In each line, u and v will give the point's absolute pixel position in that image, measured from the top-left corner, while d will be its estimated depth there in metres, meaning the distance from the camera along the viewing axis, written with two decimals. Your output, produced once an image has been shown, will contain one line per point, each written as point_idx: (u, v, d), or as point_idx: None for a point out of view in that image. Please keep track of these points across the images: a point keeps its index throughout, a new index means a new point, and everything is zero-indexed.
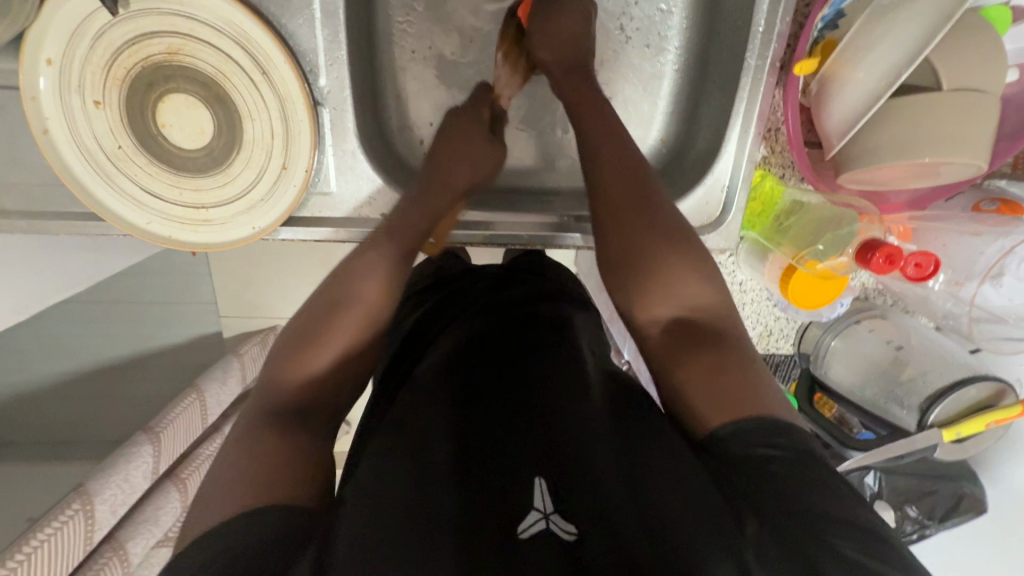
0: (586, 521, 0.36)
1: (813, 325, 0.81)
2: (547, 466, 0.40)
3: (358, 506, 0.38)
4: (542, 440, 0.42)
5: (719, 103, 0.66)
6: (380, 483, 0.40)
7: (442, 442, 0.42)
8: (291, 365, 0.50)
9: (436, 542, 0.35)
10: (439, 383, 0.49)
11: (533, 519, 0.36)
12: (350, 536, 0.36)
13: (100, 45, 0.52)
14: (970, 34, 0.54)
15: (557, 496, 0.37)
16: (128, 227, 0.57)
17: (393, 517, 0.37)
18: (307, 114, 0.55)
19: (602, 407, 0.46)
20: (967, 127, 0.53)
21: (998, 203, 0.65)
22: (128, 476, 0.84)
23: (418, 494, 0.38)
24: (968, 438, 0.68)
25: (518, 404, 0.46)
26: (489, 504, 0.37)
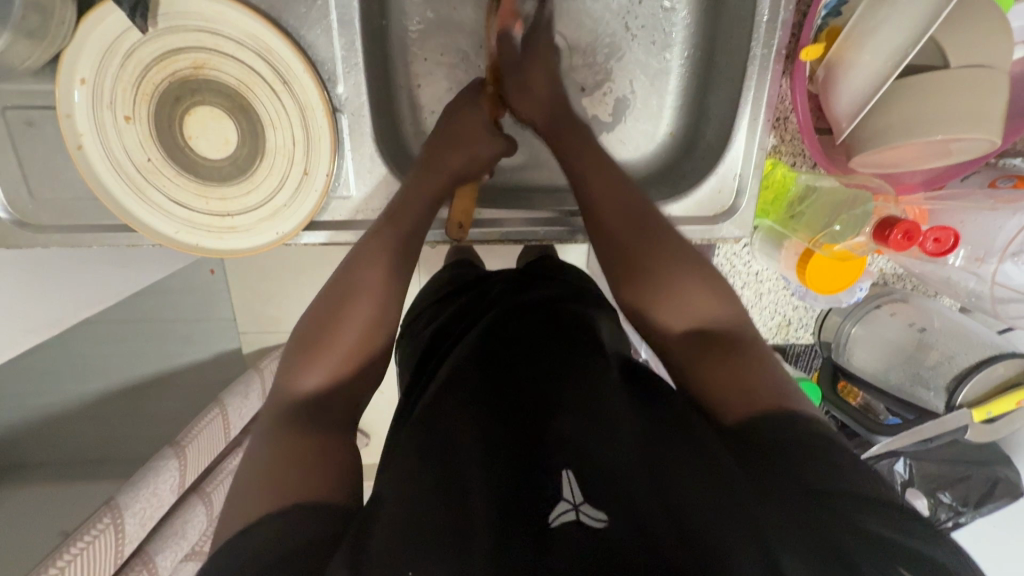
0: (614, 510, 0.36)
1: (832, 313, 0.81)
2: (570, 456, 0.40)
3: (387, 502, 0.39)
4: (566, 430, 0.42)
5: (726, 94, 0.67)
6: (410, 476, 0.40)
7: (469, 437, 0.43)
8: (298, 376, 0.50)
9: (474, 533, 0.35)
10: (465, 379, 0.50)
11: (562, 509, 0.36)
12: (383, 525, 0.36)
13: (130, 62, 0.54)
14: (974, 11, 0.54)
15: (585, 485, 0.37)
16: (157, 236, 0.59)
17: (424, 503, 0.38)
18: (327, 120, 0.57)
19: (620, 399, 0.46)
20: (977, 103, 0.54)
21: (1015, 178, 0.65)
22: (156, 489, 0.85)
23: (449, 489, 0.39)
24: (999, 418, 0.67)
25: (537, 398, 0.47)
26: (517, 495, 0.38)
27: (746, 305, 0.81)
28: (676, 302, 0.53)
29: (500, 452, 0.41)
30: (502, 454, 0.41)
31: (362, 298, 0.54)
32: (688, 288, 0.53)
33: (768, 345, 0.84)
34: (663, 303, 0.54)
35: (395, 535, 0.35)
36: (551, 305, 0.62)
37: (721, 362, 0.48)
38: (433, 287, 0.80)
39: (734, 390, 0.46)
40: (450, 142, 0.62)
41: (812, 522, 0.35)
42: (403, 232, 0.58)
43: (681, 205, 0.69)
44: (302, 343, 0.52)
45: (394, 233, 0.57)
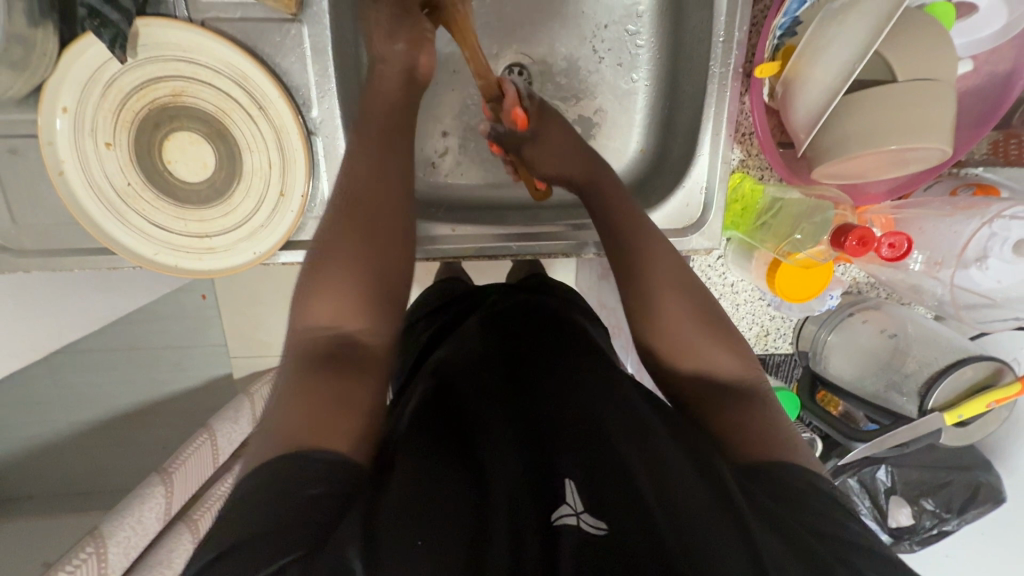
0: (616, 518, 0.37)
1: (807, 323, 0.81)
2: (579, 469, 0.41)
3: (396, 482, 0.39)
4: (571, 440, 0.44)
5: (689, 111, 0.69)
6: (416, 471, 0.40)
7: (479, 440, 0.44)
8: (304, 308, 0.50)
9: (484, 532, 0.35)
10: (470, 397, 0.50)
11: (564, 513, 0.37)
12: (388, 514, 0.36)
13: (110, 92, 0.56)
14: (915, 28, 0.57)
15: (587, 496, 0.38)
16: (137, 258, 0.60)
17: (432, 498, 0.38)
18: (301, 143, 0.59)
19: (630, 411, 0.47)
20: (923, 114, 0.56)
21: (974, 186, 0.68)
22: (141, 516, 0.85)
23: (456, 487, 0.39)
24: (971, 421, 0.67)
25: (543, 412, 0.48)
26: (523, 497, 0.38)
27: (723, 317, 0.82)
28: (690, 347, 0.54)
29: (508, 451, 0.42)
30: (509, 453, 0.42)
31: (343, 257, 0.52)
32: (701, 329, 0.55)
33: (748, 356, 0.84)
34: (679, 341, 0.55)
35: (401, 519, 0.36)
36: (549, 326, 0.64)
37: (733, 416, 0.49)
38: (426, 300, 0.81)
39: (743, 439, 0.47)
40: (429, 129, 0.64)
41: (813, 549, 0.36)
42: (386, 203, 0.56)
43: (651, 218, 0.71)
44: (302, 283, 0.52)
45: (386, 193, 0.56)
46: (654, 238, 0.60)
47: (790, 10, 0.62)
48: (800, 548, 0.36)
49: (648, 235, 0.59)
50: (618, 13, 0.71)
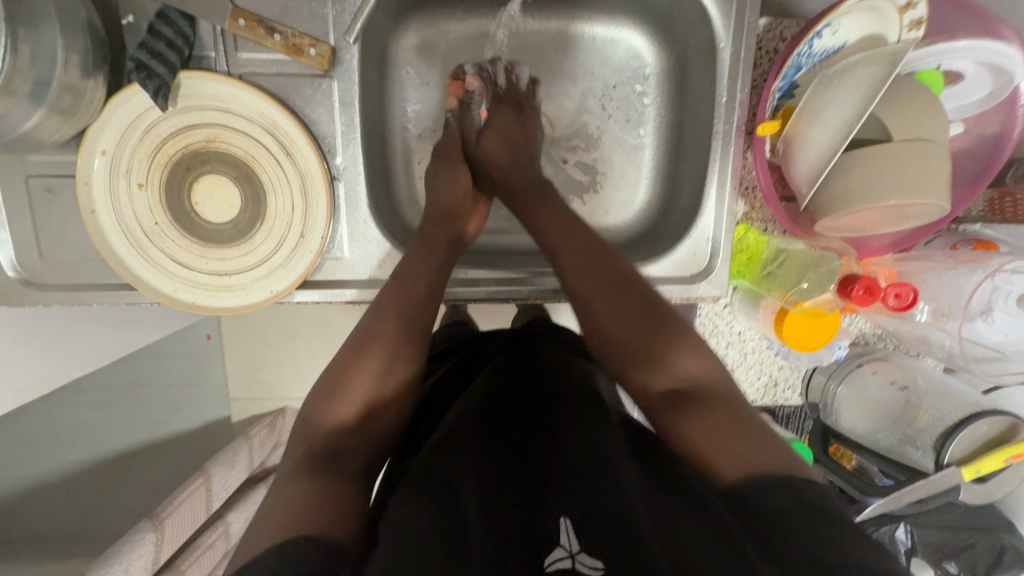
0: (610, 558, 0.37)
1: (817, 372, 0.81)
2: (574, 509, 0.41)
3: (385, 551, 0.40)
4: (565, 482, 0.44)
5: (694, 165, 0.73)
6: (412, 525, 0.42)
7: (468, 491, 0.44)
8: (317, 411, 0.52)
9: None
10: (466, 435, 0.51)
11: (559, 556, 0.38)
12: (383, 570, 0.38)
13: (149, 136, 0.60)
14: (907, 92, 0.61)
15: (581, 536, 0.39)
16: (157, 294, 0.62)
17: (425, 550, 0.39)
18: (324, 187, 0.62)
19: (625, 455, 0.49)
20: (919, 172, 0.58)
21: (973, 242, 0.70)
22: (128, 566, 0.81)
23: (448, 543, 0.40)
24: (991, 477, 0.66)
25: (539, 453, 0.49)
26: (518, 540, 0.40)
27: (731, 365, 0.82)
28: (662, 366, 0.52)
29: (498, 505, 0.43)
30: (499, 508, 0.42)
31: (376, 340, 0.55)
32: (666, 342, 0.53)
33: (757, 405, 0.84)
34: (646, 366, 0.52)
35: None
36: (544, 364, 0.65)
37: (712, 424, 0.47)
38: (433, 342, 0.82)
39: (726, 450, 0.45)
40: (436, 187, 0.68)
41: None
42: (422, 269, 0.60)
43: (660, 265, 0.72)
44: (320, 382, 0.54)
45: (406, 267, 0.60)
46: (606, 258, 0.58)
47: (788, 75, 0.67)
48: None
49: (602, 257, 0.58)
50: (626, 75, 0.76)
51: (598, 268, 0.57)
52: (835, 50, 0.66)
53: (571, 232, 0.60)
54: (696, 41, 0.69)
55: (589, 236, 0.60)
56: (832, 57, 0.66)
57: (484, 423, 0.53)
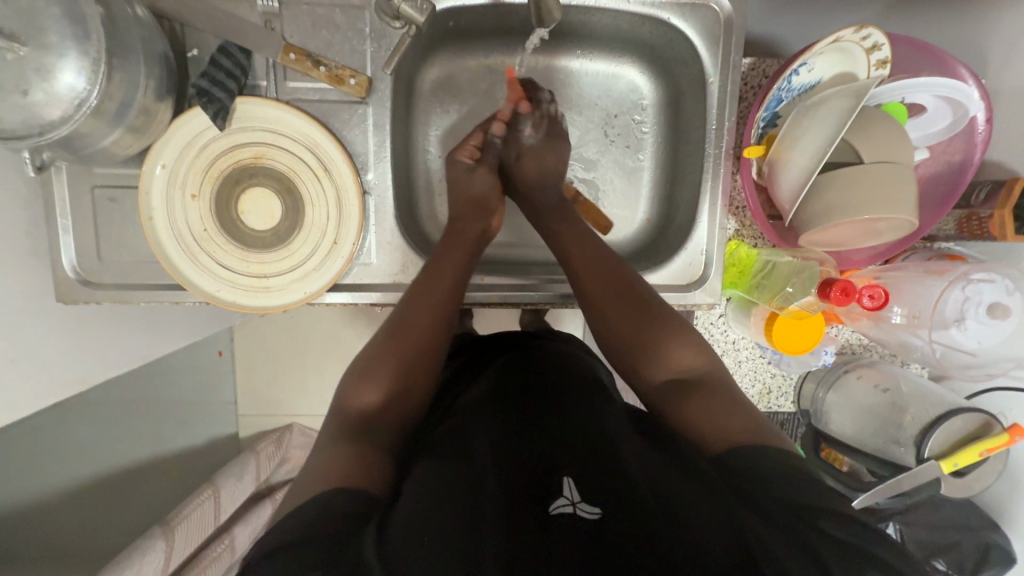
0: (606, 507, 0.44)
1: (807, 380, 0.86)
2: (574, 468, 0.48)
3: (411, 494, 0.46)
4: (567, 447, 0.51)
5: (688, 186, 0.80)
6: (433, 475, 0.48)
7: (483, 451, 0.50)
8: (350, 393, 0.56)
9: (489, 515, 0.43)
10: (480, 408, 0.58)
11: (563, 504, 0.45)
12: (408, 508, 0.44)
13: (204, 153, 0.67)
14: (875, 121, 0.69)
15: (581, 490, 0.46)
16: (203, 293, 0.68)
17: (446, 494, 0.45)
18: (357, 200, 0.69)
19: (620, 427, 0.56)
20: (887, 190, 0.66)
21: (946, 257, 0.77)
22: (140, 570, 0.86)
23: (467, 489, 0.46)
24: (969, 470, 0.71)
25: (545, 423, 0.55)
26: (526, 489, 0.46)
27: (727, 373, 0.87)
28: (662, 358, 0.59)
29: (510, 465, 0.49)
30: (511, 468, 0.49)
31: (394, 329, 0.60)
32: (668, 337, 0.60)
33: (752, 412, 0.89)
34: (650, 356, 0.59)
35: (417, 523, 0.42)
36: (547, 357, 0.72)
37: (705, 404, 0.53)
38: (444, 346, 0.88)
39: (719, 428, 0.51)
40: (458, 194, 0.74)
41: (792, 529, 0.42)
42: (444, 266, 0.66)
43: (658, 275, 0.79)
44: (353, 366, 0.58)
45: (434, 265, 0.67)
46: (613, 267, 0.65)
47: (771, 107, 0.75)
48: (776, 524, 0.42)
49: (608, 266, 0.65)
50: (627, 106, 0.85)
51: (607, 274, 0.65)
52: (812, 85, 0.75)
53: (580, 246, 0.68)
54: (688, 76, 0.78)
55: (596, 248, 0.67)
56: (810, 91, 0.75)
57: (498, 404, 0.59)
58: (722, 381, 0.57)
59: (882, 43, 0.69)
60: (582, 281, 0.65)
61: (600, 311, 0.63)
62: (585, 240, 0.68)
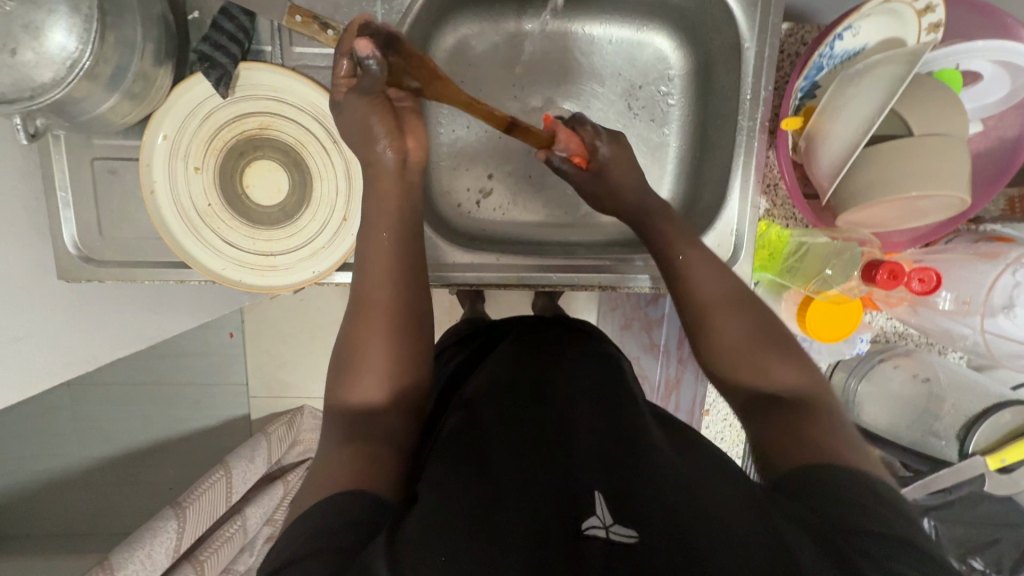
0: (641, 528, 0.39)
1: (838, 369, 0.81)
2: (602, 486, 0.43)
3: (425, 509, 0.42)
4: (591, 460, 0.47)
5: (717, 162, 0.75)
6: (450, 495, 0.43)
7: (503, 464, 0.47)
8: (342, 393, 0.52)
9: (512, 540, 0.39)
10: (496, 416, 0.54)
11: (594, 525, 0.40)
12: (421, 531, 0.40)
13: (207, 123, 0.64)
14: (926, 89, 0.63)
15: (614, 509, 0.41)
16: (207, 271, 0.65)
17: (465, 517, 0.41)
18: (367, 173, 0.65)
19: (646, 432, 0.51)
20: (940, 165, 0.61)
21: (995, 239, 0.72)
22: (151, 552, 0.86)
23: (487, 511, 0.42)
24: (1016, 467, 0.67)
25: (564, 429, 0.51)
26: (553, 507, 0.42)
27: None
28: (748, 366, 0.53)
29: (533, 479, 0.45)
30: (535, 483, 0.44)
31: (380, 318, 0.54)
32: (760, 343, 0.53)
33: None
34: (737, 362, 0.53)
35: (431, 540, 0.39)
36: (561, 348, 0.68)
37: (796, 428, 0.47)
38: (453, 330, 0.86)
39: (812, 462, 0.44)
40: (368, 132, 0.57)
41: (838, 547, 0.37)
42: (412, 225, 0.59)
43: None
44: (342, 362, 0.53)
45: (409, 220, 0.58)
46: (710, 271, 0.59)
47: (811, 75, 0.69)
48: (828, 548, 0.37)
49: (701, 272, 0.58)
50: (652, 76, 0.80)
51: (688, 265, 0.59)
52: (856, 51, 0.69)
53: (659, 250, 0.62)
54: (720, 42, 0.73)
55: (689, 249, 0.60)
56: (853, 58, 0.69)
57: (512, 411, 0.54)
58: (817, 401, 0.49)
59: (937, 5, 0.65)
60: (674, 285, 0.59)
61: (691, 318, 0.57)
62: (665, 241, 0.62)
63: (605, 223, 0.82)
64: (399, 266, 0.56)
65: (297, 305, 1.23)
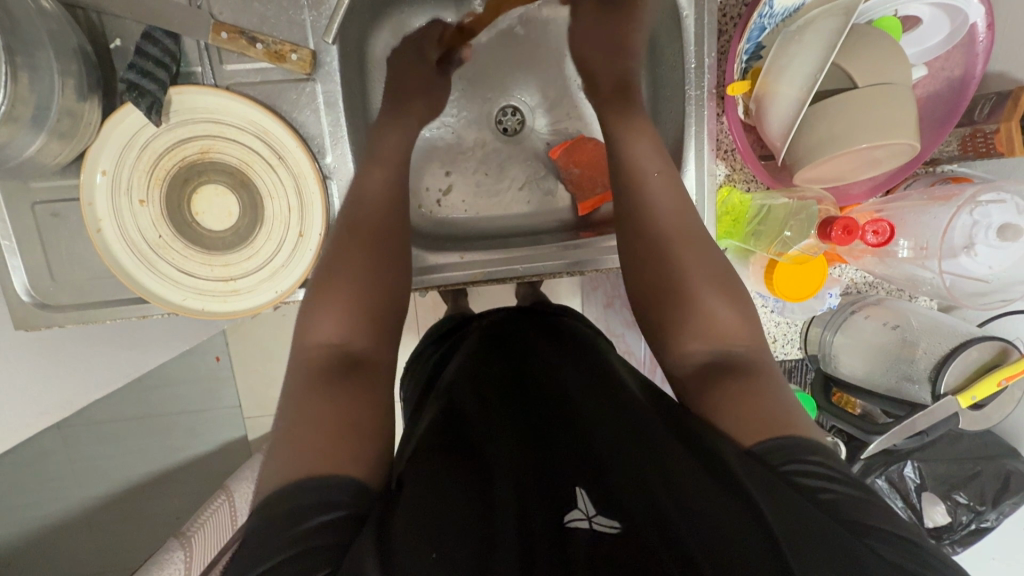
0: (625, 519, 0.39)
1: (813, 325, 0.82)
2: (587, 481, 0.42)
3: (412, 491, 0.40)
4: (576, 456, 0.46)
5: (672, 134, 0.75)
6: (438, 482, 0.41)
7: (489, 451, 0.46)
8: (308, 327, 0.54)
9: (498, 521, 0.37)
10: (484, 413, 0.52)
11: (576, 517, 0.39)
12: (407, 516, 0.38)
13: (145, 153, 0.62)
14: (866, 38, 0.63)
15: (597, 502, 0.40)
16: (167, 303, 0.64)
17: (454, 506, 0.39)
18: (318, 186, 0.64)
19: (635, 412, 0.50)
20: (889, 115, 0.61)
21: (950, 180, 0.73)
22: None
23: (475, 498, 0.40)
24: (987, 402, 0.69)
25: (554, 431, 0.50)
26: (540, 500, 0.40)
27: None
28: (697, 320, 0.57)
29: (522, 471, 0.43)
30: (519, 467, 0.44)
31: (349, 274, 0.57)
32: (708, 288, 0.59)
33: None
34: (691, 312, 0.58)
35: (423, 527, 0.36)
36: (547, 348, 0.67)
37: (740, 389, 0.50)
38: (434, 328, 0.85)
39: (750, 416, 0.47)
40: (402, 133, 0.68)
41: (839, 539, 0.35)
42: (395, 237, 0.61)
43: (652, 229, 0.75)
44: (309, 304, 0.56)
45: (396, 236, 0.61)
46: (696, 247, 0.61)
47: (754, 37, 0.69)
48: (822, 533, 0.36)
49: (686, 244, 0.61)
50: None
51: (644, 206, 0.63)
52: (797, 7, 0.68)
53: (653, 214, 0.62)
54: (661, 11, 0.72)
55: (687, 220, 0.62)
56: (794, 15, 0.67)
57: (503, 411, 0.53)
58: (764, 367, 0.53)
59: None
60: (660, 249, 0.61)
61: (668, 275, 0.60)
62: (662, 203, 0.63)
63: (570, 207, 0.82)
64: (376, 244, 0.60)
65: (279, 320, 1.18)
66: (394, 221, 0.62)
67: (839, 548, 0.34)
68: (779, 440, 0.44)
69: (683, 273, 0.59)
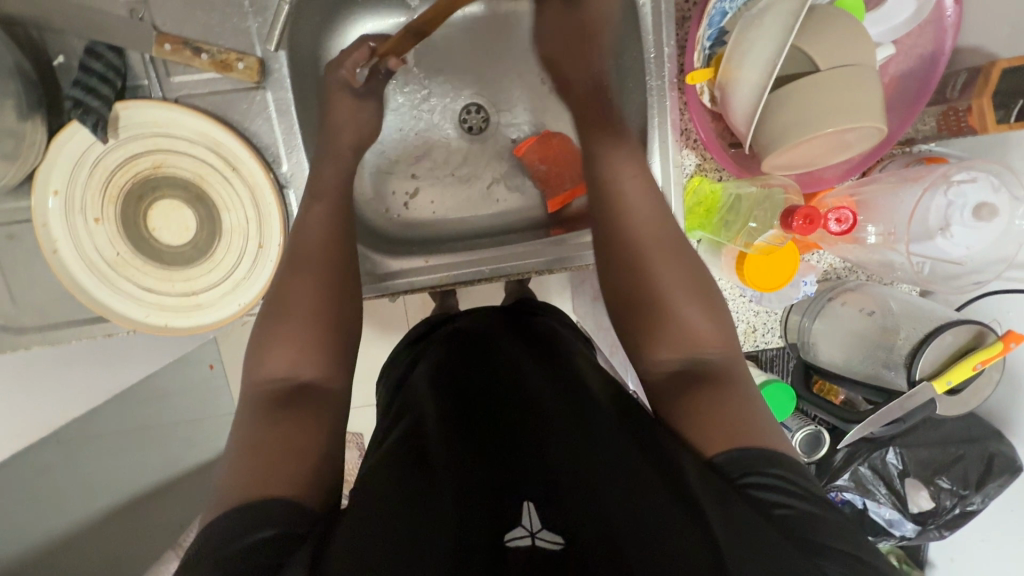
0: (569, 535, 0.38)
1: (791, 313, 0.81)
2: (538, 494, 0.41)
3: (355, 514, 0.39)
4: (530, 466, 0.45)
5: (637, 125, 0.73)
6: (383, 500, 0.41)
7: (441, 463, 0.45)
8: (260, 362, 0.53)
9: (437, 540, 0.36)
10: (443, 422, 0.51)
11: (518, 534, 0.38)
12: (344, 538, 0.37)
13: (97, 170, 0.61)
14: (826, 19, 0.61)
15: (543, 515, 0.39)
16: (129, 321, 0.63)
17: (396, 523, 0.38)
18: (274, 197, 0.63)
19: (593, 418, 0.49)
20: (851, 98, 0.59)
21: (923, 160, 0.71)
22: None
23: (418, 515, 0.39)
24: (965, 386, 0.68)
25: (513, 437, 0.49)
26: (486, 515, 0.39)
27: None
28: (668, 325, 0.56)
29: (471, 484, 0.42)
30: (472, 479, 0.43)
31: (307, 305, 0.56)
32: (687, 293, 0.57)
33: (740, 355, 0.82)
34: (668, 315, 0.57)
35: (360, 548, 0.36)
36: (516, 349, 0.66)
37: (704, 397, 0.50)
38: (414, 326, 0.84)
39: (714, 425, 0.47)
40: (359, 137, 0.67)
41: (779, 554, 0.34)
42: (351, 251, 0.60)
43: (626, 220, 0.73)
44: (263, 335, 0.55)
45: (351, 248, 0.60)
46: (676, 251, 0.60)
47: (715, 22, 0.67)
48: (763, 548, 0.35)
49: (660, 248, 0.59)
50: None
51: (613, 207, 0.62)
52: None
53: (623, 223, 0.61)
54: None
55: (660, 228, 0.60)
56: None
57: (464, 419, 0.52)
58: (735, 376, 0.53)
59: None
60: (634, 256, 0.60)
61: (637, 280, 0.59)
62: (632, 210, 0.61)
63: (540, 203, 0.81)
64: (332, 267, 0.58)
65: None
66: (347, 236, 0.61)
67: (777, 565, 0.33)
68: (738, 450, 0.44)
69: (656, 276, 0.58)
